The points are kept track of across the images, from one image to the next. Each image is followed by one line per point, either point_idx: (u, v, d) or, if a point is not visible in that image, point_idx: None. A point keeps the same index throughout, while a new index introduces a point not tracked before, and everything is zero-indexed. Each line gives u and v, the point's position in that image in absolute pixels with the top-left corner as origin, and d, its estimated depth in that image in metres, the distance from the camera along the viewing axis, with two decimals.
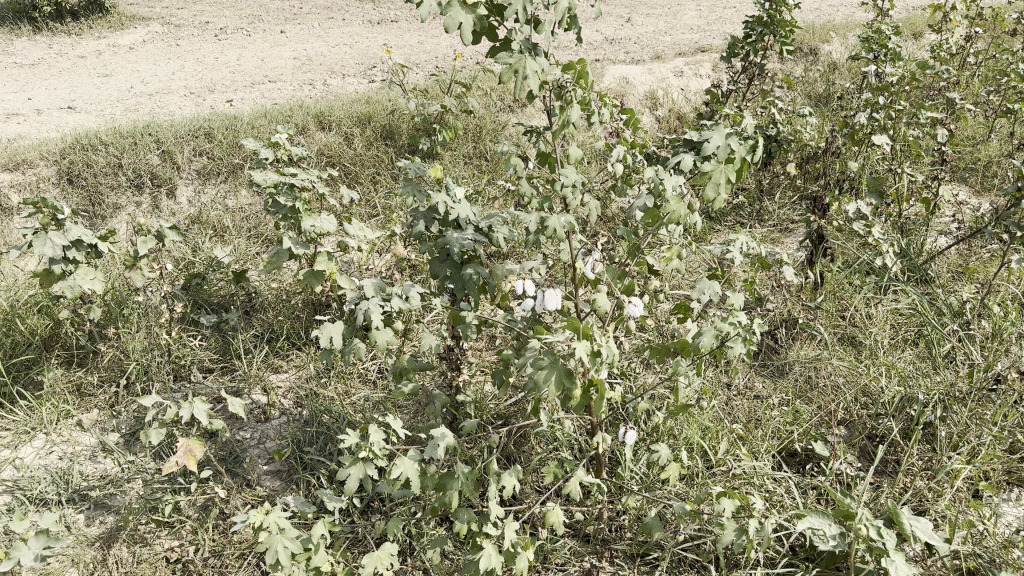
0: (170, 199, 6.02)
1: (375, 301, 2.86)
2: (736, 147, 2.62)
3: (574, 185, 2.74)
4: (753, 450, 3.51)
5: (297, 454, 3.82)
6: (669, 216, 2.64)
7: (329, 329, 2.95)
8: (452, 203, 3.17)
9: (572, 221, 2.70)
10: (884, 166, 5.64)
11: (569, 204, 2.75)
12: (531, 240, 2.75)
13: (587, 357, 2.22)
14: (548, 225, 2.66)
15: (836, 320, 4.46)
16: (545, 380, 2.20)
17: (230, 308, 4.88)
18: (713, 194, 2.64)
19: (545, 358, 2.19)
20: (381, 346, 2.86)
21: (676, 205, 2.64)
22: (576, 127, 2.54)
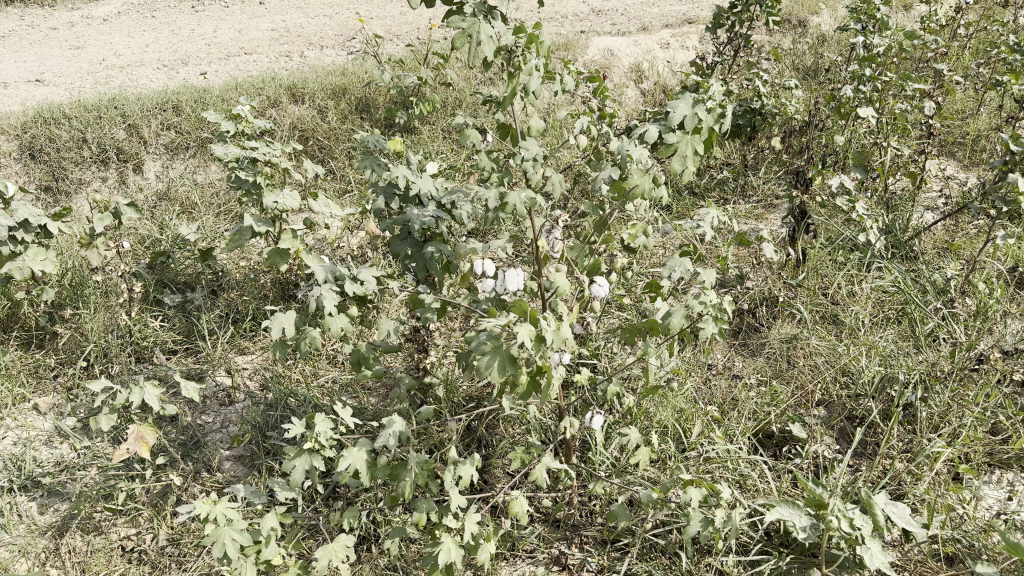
0: (137, 174, 5.85)
1: (328, 287, 2.76)
2: (704, 116, 2.54)
3: (537, 159, 2.64)
4: (728, 433, 3.40)
5: (259, 439, 3.70)
6: (634, 190, 2.60)
7: (280, 319, 2.82)
8: (413, 177, 3.04)
9: (534, 197, 2.62)
10: (871, 140, 5.51)
11: (531, 179, 2.63)
12: (491, 217, 2.69)
13: (528, 344, 2.07)
14: (507, 202, 2.57)
15: (818, 298, 4.33)
16: (486, 366, 2.13)
17: (196, 287, 4.75)
18: (679, 166, 2.55)
19: (487, 343, 2.12)
20: (336, 331, 2.76)
21: (642, 179, 2.60)
22: (535, 96, 2.41)
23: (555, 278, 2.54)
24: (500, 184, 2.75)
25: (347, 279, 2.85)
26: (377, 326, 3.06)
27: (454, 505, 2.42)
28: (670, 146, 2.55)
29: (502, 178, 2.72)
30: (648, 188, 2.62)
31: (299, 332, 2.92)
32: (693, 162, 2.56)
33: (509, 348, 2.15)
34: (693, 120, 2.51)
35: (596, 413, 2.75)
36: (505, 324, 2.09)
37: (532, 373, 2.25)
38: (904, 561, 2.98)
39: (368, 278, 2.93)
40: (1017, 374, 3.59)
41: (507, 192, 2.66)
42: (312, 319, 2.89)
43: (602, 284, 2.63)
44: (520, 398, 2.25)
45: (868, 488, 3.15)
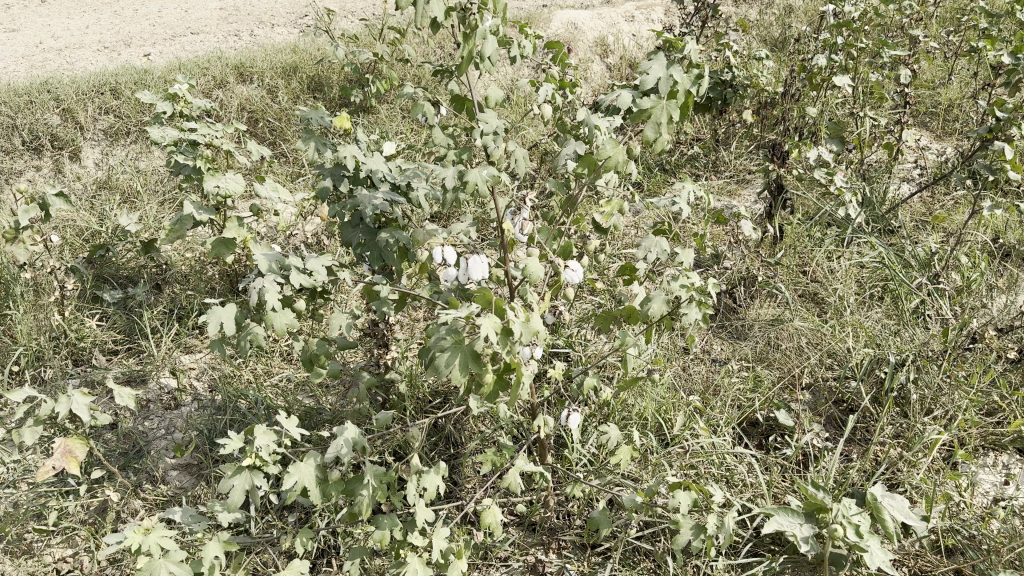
0: (74, 162, 5.48)
1: (271, 279, 2.46)
2: (679, 78, 2.29)
3: (497, 133, 2.39)
4: (712, 423, 3.19)
5: (206, 445, 3.42)
6: (606, 161, 2.33)
7: (219, 313, 2.49)
8: (363, 156, 2.76)
9: (497, 174, 2.38)
10: (847, 110, 5.30)
11: (491, 155, 2.39)
12: (449, 198, 2.44)
13: (494, 336, 1.81)
14: (466, 180, 2.33)
15: (797, 277, 4.11)
16: (447, 364, 1.85)
17: (139, 281, 4.46)
18: (653, 135, 2.29)
19: (446, 338, 1.84)
20: (281, 330, 2.48)
21: (614, 149, 2.33)
22: (491, 62, 2.18)
23: (526, 263, 2.25)
24: (459, 162, 2.49)
25: (291, 270, 2.53)
26: (327, 322, 2.78)
27: (419, 517, 2.17)
28: (644, 113, 2.28)
29: (460, 156, 2.47)
30: (620, 159, 2.35)
31: (239, 329, 2.63)
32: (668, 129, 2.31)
33: (471, 343, 1.86)
34: (667, 84, 2.26)
35: (573, 411, 2.51)
36: (467, 315, 1.84)
37: (499, 370, 1.96)
38: (904, 557, 2.79)
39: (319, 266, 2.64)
40: (1010, 352, 3.43)
41: (466, 170, 2.41)
42: (254, 315, 2.60)
43: (574, 269, 2.39)
44: (485, 399, 1.96)
45: (862, 478, 2.97)
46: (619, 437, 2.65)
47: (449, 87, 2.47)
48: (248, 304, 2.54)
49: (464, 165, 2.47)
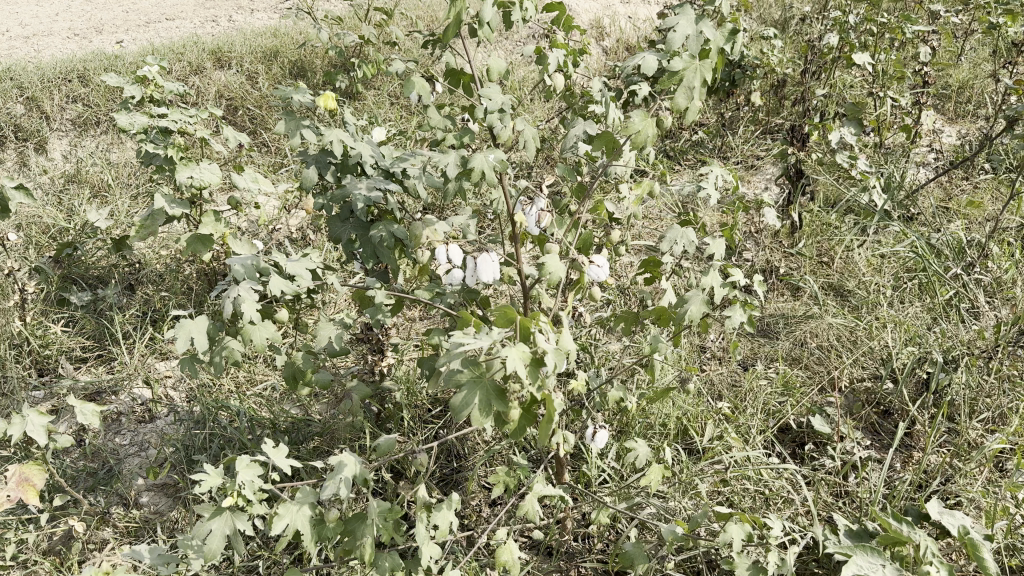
0: (40, 154, 5.10)
1: (247, 287, 2.20)
2: (711, 35, 1.89)
3: (504, 110, 2.08)
4: (743, 432, 2.90)
5: (184, 464, 3.10)
6: (633, 138, 1.96)
7: (188, 329, 2.26)
8: (351, 141, 2.42)
9: (502, 159, 2.06)
10: (863, 90, 5.00)
11: (497, 136, 2.07)
12: (451, 187, 2.12)
13: (522, 368, 1.55)
14: (471, 167, 2.02)
15: (822, 269, 3.86)
16: (465, 403, 1.60)
17: (110, 282, 4.12)
18: (684, 103, 1.89)
19: (462, 373, 1.58)
20: (260, 344, 2.22)
21: (642, 122, 1.95)
22: (492, 26, 1.94)
23: (542, 261, 1.91)
24: (460, 145, 2.17)
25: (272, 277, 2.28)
26: (314, 331, 2.51)
27: (425, 557, 1.87)
28: (673, 77, 1.89)
29: (462, 138, 2.15)
30: (649, 133, 1.97)
31: (214, 344, 2.37)
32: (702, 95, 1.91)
33: (492, 377, 1.61)
34: (698, 41, 1.86)
35: (599, 428, 2.24)
36: (486, 346, 1.58)
37: (526, 402, 1.70)
38: None
39: (302, 271, 2.38)
40: None
41: (470, 155, 2.10)
42: (229, 328, 2.35)
43: (599, 265, 2.01)
44: (510, 439, 1.70)
45: (913, 493, 2.68)
46: (648, 455, 2.36)
47: (446, 59, 2.15)
48: (222, 318, 2.30)
49: (467, 148, 2.15)
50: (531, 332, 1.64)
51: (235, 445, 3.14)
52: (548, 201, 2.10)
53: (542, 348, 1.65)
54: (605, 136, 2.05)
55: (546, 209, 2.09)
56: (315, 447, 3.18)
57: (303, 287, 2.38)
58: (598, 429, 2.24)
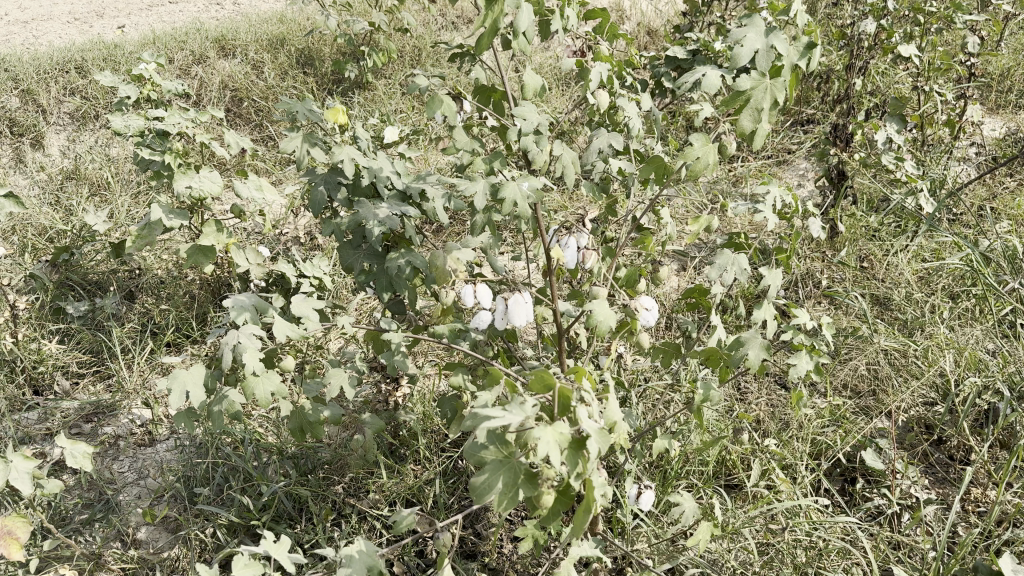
0: (37, 150, 4.86)
1: (247, 334, 2.07)
2: (784, 49, 1.64)
3: (540, 132, 1.84)
4: (789, 469, 2.68)
5: (185, 497, 2.89)
6: (691, 168, 1.74)
7: (182, 380, 2.11)
8: (363, 161, 2.17)
9: (537, 187, 1.82)
10: (906, 81, 4.70)
11: (532, 163, 1.84)
12: (479, 220, 1.89)
13: (558, 457, 1.32)
14: (502, 198, 1.77)
15: (865, 281, 3.63)
16: (486, 486, 1.39)
17: (110, 290, 3.91)
18: (748, 125, 1.66)
19: (487, 450, 1.38)
20: (263, 396, 2.08)
21: (703, 148, 1.74)
22: (528, 38, 1.69)
23: (589, 309, 1.70)
24: (490, 171, 1.94)
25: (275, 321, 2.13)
26: (323, 378, 2.39)
27: None
28: (738, 97, 1.66)
29: (491, 162, 1.91)
30: (710, 160, 1.76)
31: (215, 392, 2.23)
32: (770, 117, 1.68)
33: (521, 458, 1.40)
34: (768, 56, 1.62)
35: (646, 489, 1.96)
36: (518, 424, 1.36)
37: (563, 487, 1.47)
38: None
39: (308, 312, 2.23)
40: None
41: (501, 183, 1.85)
42: (229, 376, 2.20)
43: (649, 308, 1.77)
44: (538, 524, 1.49)
45: (979, 541, 2.45)
46: (694, 512, 2.14)
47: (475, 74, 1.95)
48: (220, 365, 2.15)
49: (497, 173, 1.91)
50: (573, 409, 1.41)
51: (240, 476, 2.93)
52: (590, 236, 1.85)
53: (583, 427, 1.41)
54: (655, 160, 1.85)
55: (589, 246, 1.83)
56: (325, 478, 2.96)
57: (310, 329, 2.23)
58: (645, 490, 1.96)
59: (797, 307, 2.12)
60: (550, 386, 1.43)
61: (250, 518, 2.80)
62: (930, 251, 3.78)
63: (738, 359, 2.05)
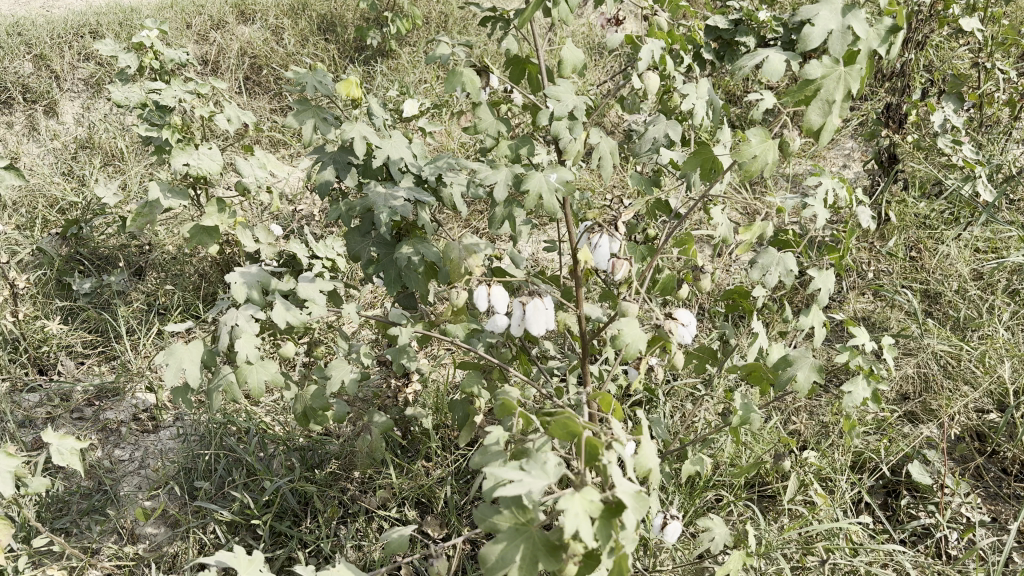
0: (50, 117, 4.71)
1: (246, 316, 1.87)
2: (862, 32, 1.47)
3: (574, 116, 1.64)
4: (829, 482, 2.48)
5: (185, 491, 2.75)
6: (748, 166, 1.67)
7: (178, 356, 1.88)
8: (376, 138, 1.93)
9: (567, 179, 1.60)
10: (964, 57, 4.38)
11: (564, 152, 1.65)
12: (501, 212, 1.67)
13: (588, 532, 1.15)
14: (526, 189, 1.57)
15: (915, 274, 3.39)
16: (503, 559, 1.25)
17: (118, 266, 3.76)
18: (818, 120, 1.53)
19: (499, 522, 1.24)
20: (256, 387, 1.88)
21: (761, 145, 1.67)
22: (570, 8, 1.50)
23: (616, 328, 1.48)
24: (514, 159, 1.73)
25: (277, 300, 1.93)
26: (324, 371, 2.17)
27: None
28: (807, 87, 1.51)
29: (517, 148, 1.70)
30: (770, 157, 1.68)
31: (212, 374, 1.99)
32: (842, 108, 1.53)
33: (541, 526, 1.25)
34: (843, 39, 1.47)
35: (672, 519, 1.75)
36: (540, 493, 1.19)
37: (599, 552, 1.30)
38: None
39: (314, 295, 2.02)
40: None
41: (526, 172, 1.65)
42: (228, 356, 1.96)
43: (686, 323, 1.58)
44: None
45: None
46: (725, 537, 1.95)
47: (506, 47, 1.73)
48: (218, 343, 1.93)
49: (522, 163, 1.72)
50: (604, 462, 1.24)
51: (243, 469, 2.78)
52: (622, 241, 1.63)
53: (616, 487, 1.24)
54: (703, 152, 1.80)
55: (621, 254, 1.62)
56: (334, 473, 2.81)
57: (315, 314, 2.02)
58: (670, 520, 1.75)
59: (857, 324, 1.97)
60: (575, 430, 1.27)
61: (251, 515, 2.66)
62: (986, 243, 3.51)
63: (784, 379, 1.92)
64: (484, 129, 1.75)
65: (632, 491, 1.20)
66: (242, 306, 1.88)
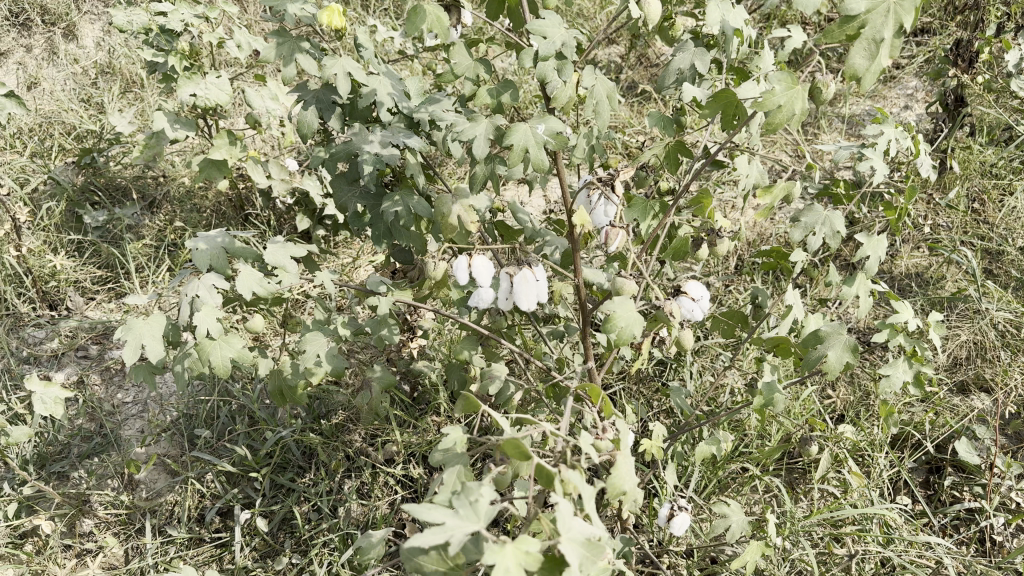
0: (69, 41, 4.41)
1: (208, 286, 1.79)
2: None
3: (563, 55, 1.46)
4: (865, 460, 2.29)
5: (186, 438, 2.66)
6: (773, 117, 1.42)
7: (136, 332, 1.82)
8: (360, 78, 1.80)
9: (555, 130, 1.48)
10: None
11: (553, 99, 1.49)
12: (479, 172, 1.53)
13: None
14: (509, 143, 1.45)
15: (977, 229, 3.10)
16: None
17: (132, 198, 3.62)
18: (862, 64, 1.27)
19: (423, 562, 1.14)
20: (220, 364, 1.82)
21: (788, 93, 1.41)
22: None
23: (610, 310, 1.38)
24: (499, 104, 1.55)
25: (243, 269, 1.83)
26: (297, 344, 1.96)
27: None
28: (849, 23, 1.27)
29: (500, 94, 1.54)
30: (797, 107, 1.43)
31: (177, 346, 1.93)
32: (891, 50, 1.29)
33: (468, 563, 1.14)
34: None
35: (678, 510, 1.67)
36: (462, 536, 1.08)
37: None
38: None
39: (284, 262, 1.88)
40: None
41: (508, 125, 1.52)
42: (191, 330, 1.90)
43: (696, 298, 1.45)
44: None
45: None
46: (742, 525, 1.79)
47: None
48: (180, 317, 1.87)
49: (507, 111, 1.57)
50: (552, 501, 1.12)
51: (245, 418, 2.66)
52: (619, 206, 1.50)
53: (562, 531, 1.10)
54: (725, 97, 1.55)
55: (617, 221, 1.51)
56: (340, 425, 2.67)
57: (286, 283, 1.90)
58: (677, 512, 1.67)
59: (899, 300, 1.79)
60: (526, 458, 1.15)
61: (251, 467, 2.56)
62: None
63: (814, 358, 1.74)
64: (462, 73, 1.57)
65: (575, 541, 1.07)
66: (204, 276, 1.80)
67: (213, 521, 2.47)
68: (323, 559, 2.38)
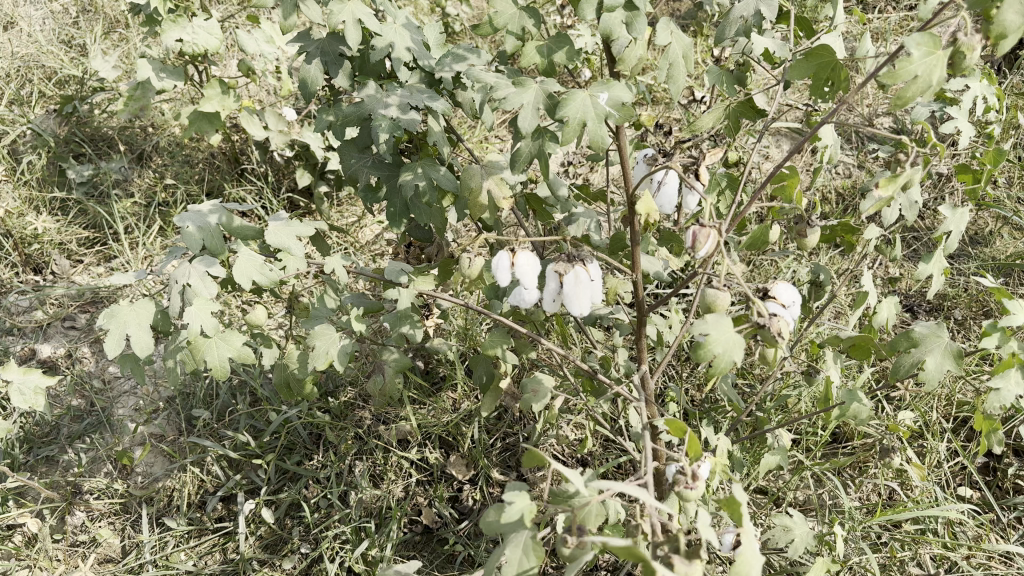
0: None
1: (201, 273, 1.64)
2: None
3: (633, 5, 1.23)
4: (923, 448, 2.09)
5: (183, 418, 2.46)
6: (904, 90, 1.18)
7: (122, 319, 1.67)
8: (375, 26, 1.56)
9: (616, 98, 1.27)
10: None
11: (619, 60, 1.27)
12: (524, 147, 1.31)
13: None
14: (565, 116, 1.24)
15: None
16: None
17: (118, 151, 3.34)
18: (1012, 21, 1.14)
19: None
20: (216, 364, 1.72)
21: (928, 60, 1.16)
22: None
23: (704, 332, 1.15)
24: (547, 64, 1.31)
25: (244, 251, 1.68)
26: (307, 338, 1.81)
27: None
28: None
29: (551, 53, 1.31)
30: (936, 77, 1.18)
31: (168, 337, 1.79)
32: None
33: None
34: None
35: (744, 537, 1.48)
36: None
37: None
38: None
39: (288, 244, 1.74)
40: None
41: (558, 91, 1.31)
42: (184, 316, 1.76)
43: (787, 304, 1.25)
44: None
45: None
46: (806, 541, 1.60)
47: None
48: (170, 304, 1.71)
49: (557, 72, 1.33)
50: None
51: (247, 397, 2.46)
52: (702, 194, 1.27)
53: None
54: (821, 55, 1.36)
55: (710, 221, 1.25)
56: (348, 403, 2.47)
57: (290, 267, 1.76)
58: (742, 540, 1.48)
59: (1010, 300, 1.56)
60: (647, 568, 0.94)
61: (254, 452, 2.37)
62: None
63: (907, 365, 1.54)
64: (504, 24, 1.33)
65: None
66: (197, 262, 1.65)
67: (215, 510, 2.29)
68: (334, 553, 2.21)
